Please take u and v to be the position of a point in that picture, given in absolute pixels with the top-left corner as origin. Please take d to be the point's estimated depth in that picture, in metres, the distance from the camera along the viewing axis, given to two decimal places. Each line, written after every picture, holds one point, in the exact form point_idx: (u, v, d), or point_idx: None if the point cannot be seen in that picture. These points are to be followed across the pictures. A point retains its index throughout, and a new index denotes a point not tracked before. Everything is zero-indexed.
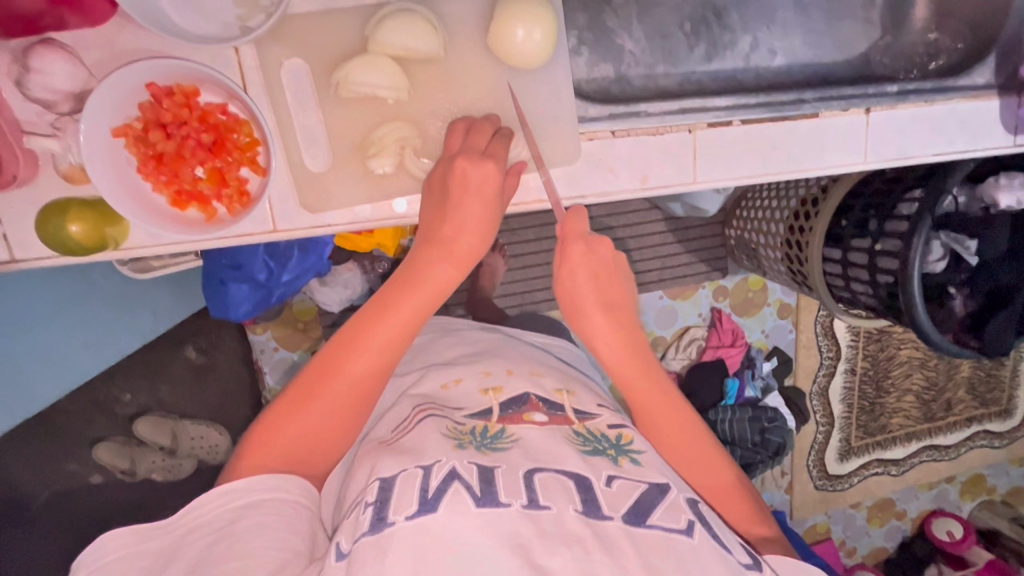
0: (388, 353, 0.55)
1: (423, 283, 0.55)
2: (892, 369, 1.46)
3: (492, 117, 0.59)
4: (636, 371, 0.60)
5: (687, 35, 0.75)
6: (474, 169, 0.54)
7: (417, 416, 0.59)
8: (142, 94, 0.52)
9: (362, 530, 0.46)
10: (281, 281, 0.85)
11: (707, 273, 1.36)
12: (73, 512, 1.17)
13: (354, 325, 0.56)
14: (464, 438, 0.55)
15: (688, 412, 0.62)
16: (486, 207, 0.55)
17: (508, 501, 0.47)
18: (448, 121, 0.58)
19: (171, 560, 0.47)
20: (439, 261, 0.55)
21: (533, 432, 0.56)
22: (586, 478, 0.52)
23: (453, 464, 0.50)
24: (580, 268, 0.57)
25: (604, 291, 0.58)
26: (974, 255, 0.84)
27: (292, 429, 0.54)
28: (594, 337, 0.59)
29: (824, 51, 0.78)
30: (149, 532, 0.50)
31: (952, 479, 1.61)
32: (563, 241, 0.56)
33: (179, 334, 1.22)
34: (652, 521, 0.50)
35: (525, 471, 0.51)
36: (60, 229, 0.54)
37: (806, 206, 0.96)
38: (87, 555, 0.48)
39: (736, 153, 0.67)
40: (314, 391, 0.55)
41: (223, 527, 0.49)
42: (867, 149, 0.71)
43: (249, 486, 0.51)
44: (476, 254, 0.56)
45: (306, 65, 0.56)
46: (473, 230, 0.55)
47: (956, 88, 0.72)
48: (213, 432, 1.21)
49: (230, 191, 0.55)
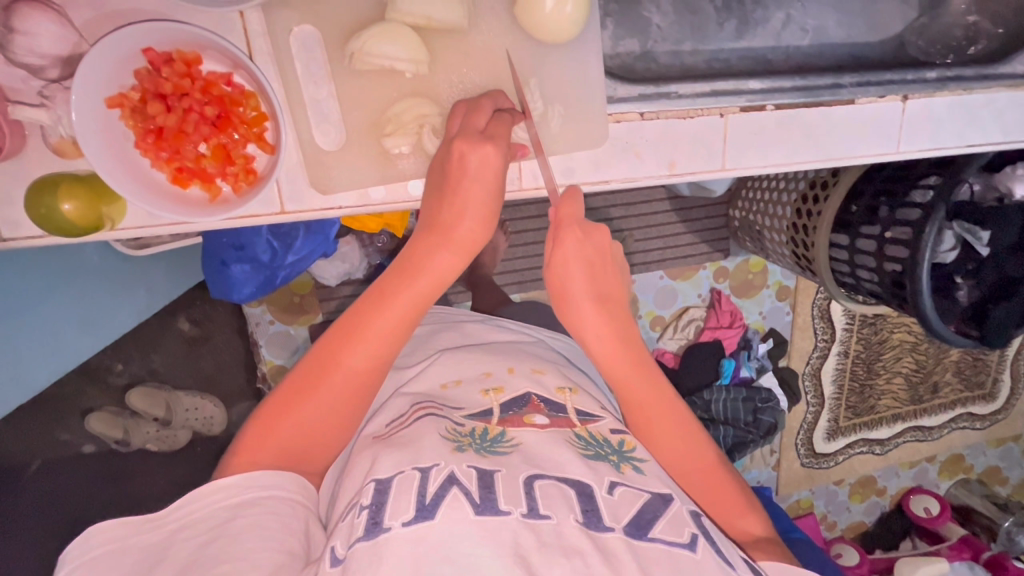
0: (387, 341, 0.53)
1: (422, 270, 0.52)
2: (884, 352, 1.47)
3: (495, 91, 0.55)
4: (631, 371, 0.57)
5: (718, 10, 0.71)
6: (473, 150, 0.50)
7: (414, 414, 0.58)
8: (138, 61, 0.48)
9: (357, 536, 0.45)
10: (285, 263, 0.81)
11: (708, 254, 1.34)
12: (64, 480, 1.16)
13: (353, 312, 0.54)
14: (463, 441, 0.53)
15: (678, 406, 0.60)
16: (490, 191, 0.51)
17: (509, 509, 0.46)
18: (456, 100, 0.54)
19: (157, 558, 0.45)
20: (437, 247, 0.52)
21: (534, 436, 0.55)
22: (588, 487, 0.51)
23: (451, 469, 0.49)
24: (574, 263, 0.53)
25: (598, 285, 0.55)
26: (987, 246, 0.82)
27: (293, 421, 0.53)
28: (589, 337, 0.55)
29: (859, 31, 0.74)
30: (136, 526, 0.48)
31: (932, 458, 1.65)
32: (559, 230, 0.52)
33: (172, 305, 1.19)
34: (654, 534, 0.49)
35: (525, 478, 0.50)
36: (52, 207, 0.50)
37: (815, 189, 0.92)
38: (71, 548, 0.46)
39: (764, 139, 0.64)
40: (315, 381, 0.53)
41: (217, 527, 0.47)
42: (900, 139, 0.68)
43: (244, 480, 0.50)
44: (480, 239, 0.52)
45: (319, 32, 0.51)
46: (475, 217, 0.51)
47: (996, 78, 0.69)
48: (207, 403, 1.20)
49: (235, 169, 0.51)
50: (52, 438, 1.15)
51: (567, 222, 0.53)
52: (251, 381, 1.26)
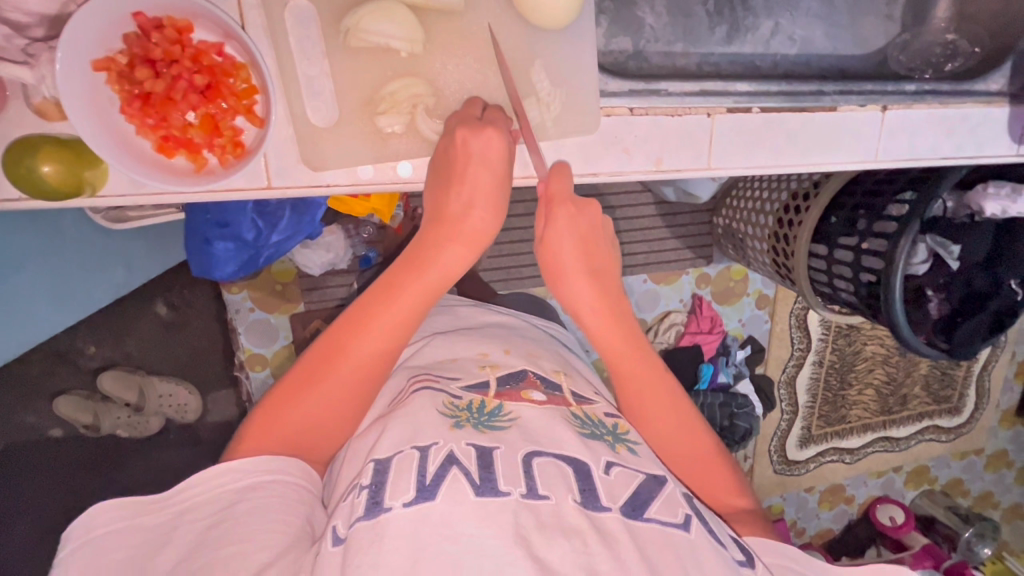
0: (395, 330, 0.54)
1: (432, 263, 0.54)
2: (858, 362, 1.51)
3: (472, 100, 0.56)
4: (623, 343, 0.60)
5: (710, 14, 0.73)
6: (475, 136, 0.52)
7: (412, 386, 0.58)
8: (128, 25, 0.48)
9: (357, 516, 0.45)
10: (269, 243, 0.81)
11: (692, 260, 1.36)
12: (29, 461, 1.14)
13: (360, 305, 0.55)
14: (461, 415, 0.54)
15: (670, 383, 0.62)
16: (494, 178, 0.54)
17: (508, 490, 0.46)
18: (469, 98, 0.56)
19: (162, 545, 0.45)
20: (446, 241, 0.54)
21: (532, 411, 0.56)
22: (585, 466, 0.51)
23: (451, 449, 0.49)
24: (563, 233, 0.57)
25: (590, 259, 0.59)
26: (957, 260, 0.84)
27: (295, 412, 0.54)
28: (580, 309, 0.59)
29: (844, 44, 0.77)
30: (140, 507, 0.47)
31: (898, 469, 1.69)
32: (550, 202, 0.57)
33: (150, 286, 1.17)
34: (650, 514, 0.49)
35: (524, 454, 0.50)
36: (32, 168, 0.49)
37: (796, 199, 0.95)
38: (76, 526, 0.45)
39: (742, 145, 0.66)
40: (319, 372, 0.54)
41: (227, 518, 0.46)
42: (879, 148, 0.70)
43: (249, 466, 0.50)
44: (488, 231, 0.55)
45: (310, 7, 0.51)
46: (484, 206, 0.54)
47: (970, 93, 0.72)
48: (183, 390, 1.17)
49: (223, 141, 0.51)
50: (16, 420, 1.13)
51: (557, 195, 0.57)
52: (227, 369, 1.23)
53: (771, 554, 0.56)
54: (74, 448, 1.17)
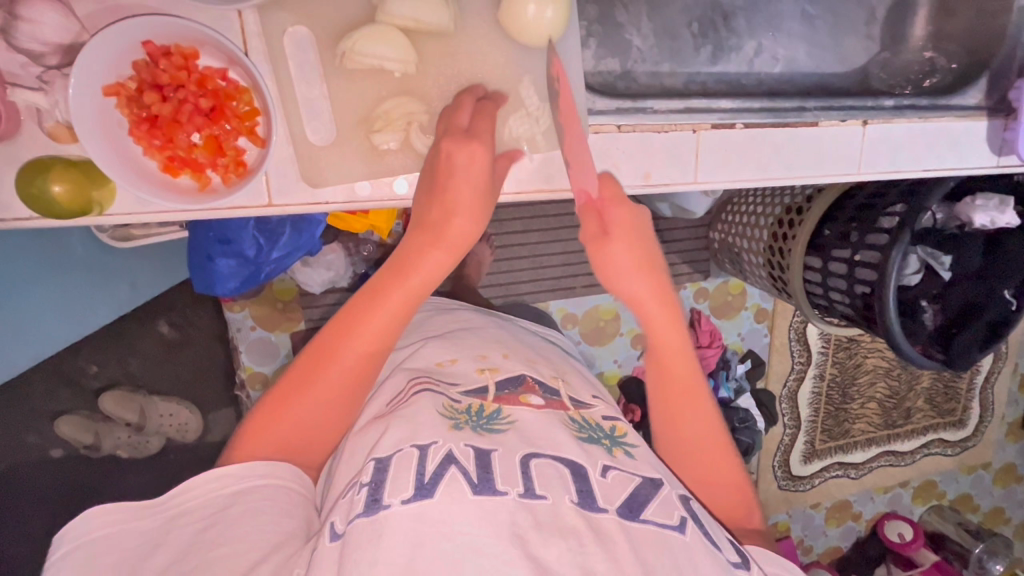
0: (384, 334, 0.56)
1: (415, 271, 0.55)
2: (860, 376, 1.51)
3: (469, 90, 0.58)
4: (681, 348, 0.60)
5: (695, 36, 0.76)
6: (459, 149, 0.54)
7: (413, 388, 0.59)
8: (137, 52, 0.50)
9: (357, 512, 0.45)
10: (269, 259, 0.83)
11: (690, 274, 1.37)
12: (30, 482, 1.14)
13: (346, 313, 0.56)
14: (460, 418, 0.54)
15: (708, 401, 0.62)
16: (475, 185, 0.55)
17: (506, 489, 0.47)
18: (457, 96, 0.58)
19: (157, 546, 0.46)
20: (428, 246, 0.55)
21: (531, 415, 0.57)
22: (582, 469, 0.52)
23: (450, 448, 0.50)
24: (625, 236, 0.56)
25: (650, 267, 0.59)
26: (948, 270, 0.86)
27: (286, 421, 0.54)
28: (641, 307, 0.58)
29: (827, 62, 0.79)
30: (138, 512, 0.48)
31: (905, 484, 1.67)
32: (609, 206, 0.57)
33: (153, 305, 1.19)
34: (646, 515, 0.50)
35: (522, 456, 0.51)
36: (42, 188, 0.51)
37: (789, 214, 0.96)
38: (71, 529, 0.46)
39: (725, 158, 0.68)
40: (308, 376, 0.55)
41: (222, 521, 0.47)
42: (861, 161, 0.72)
43: (240, 471, 0.50)
44: (469, 238, 0.56)
45: (309, 34, 0.54)
46: (466, 213, 0.55)
47: (949, 108, 0.74)
48: (184, 409, 1.18)
49: (226, 161, 0.54)
50: (18, 439, 1.13)
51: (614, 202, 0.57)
52: (228, 389, 1.24)
53: (768, 562, 0.56)
54: (74, 469, 1.17)
